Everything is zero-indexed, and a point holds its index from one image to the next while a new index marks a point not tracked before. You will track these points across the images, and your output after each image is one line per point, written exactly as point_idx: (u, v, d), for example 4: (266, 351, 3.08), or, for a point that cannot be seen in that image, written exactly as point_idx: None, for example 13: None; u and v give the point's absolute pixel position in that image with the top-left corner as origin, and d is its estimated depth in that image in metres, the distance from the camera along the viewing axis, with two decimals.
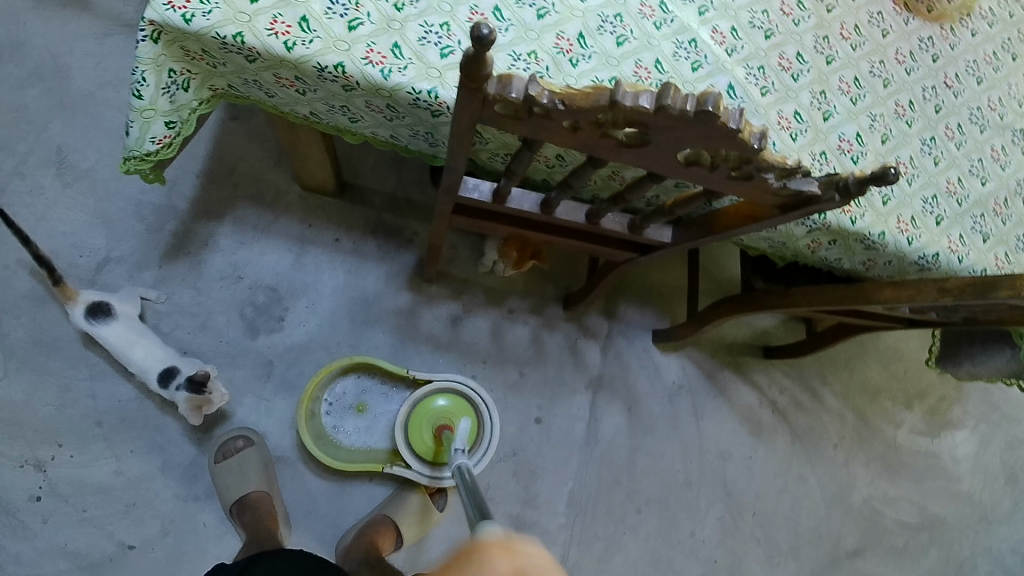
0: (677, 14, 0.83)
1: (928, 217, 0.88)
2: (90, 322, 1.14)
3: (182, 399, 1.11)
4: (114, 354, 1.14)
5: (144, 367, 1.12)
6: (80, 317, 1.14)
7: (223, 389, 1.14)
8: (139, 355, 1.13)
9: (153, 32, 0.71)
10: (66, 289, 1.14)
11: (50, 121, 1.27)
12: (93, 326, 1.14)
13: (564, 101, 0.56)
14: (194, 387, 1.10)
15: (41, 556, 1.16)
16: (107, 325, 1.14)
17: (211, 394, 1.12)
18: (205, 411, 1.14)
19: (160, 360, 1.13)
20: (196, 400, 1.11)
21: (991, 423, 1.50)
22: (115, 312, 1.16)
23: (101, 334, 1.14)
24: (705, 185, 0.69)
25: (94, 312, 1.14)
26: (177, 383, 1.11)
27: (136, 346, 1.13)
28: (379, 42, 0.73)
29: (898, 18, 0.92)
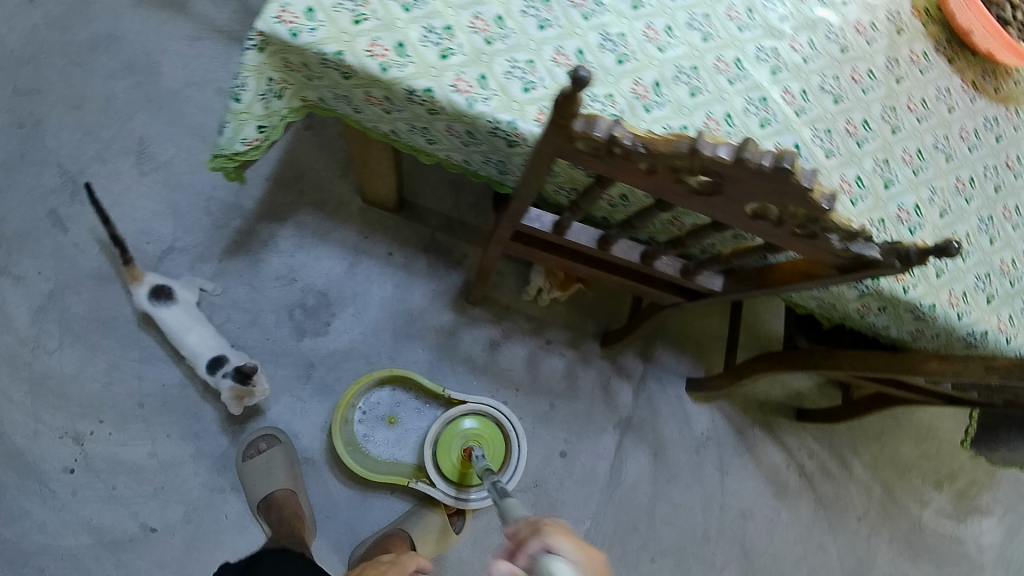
0: (750, 73, 0.87)
1: (979, 294, 0.89)
2: (150, 303, 1.19)
3: (227, 387, 1.15)
4: (169, 336, 1.19)
5: (195, 352, 1.17)
6: (141, 297, 1.19)
7: (266, 384, 1.18)
8: (192, 340, 1.17)
9: (260, 42, 0.76)
10: (133, 270, 1.20)
11: (136, 112, 1.34)
12: (153, 307, 1.19)
13: (645, 145, 0.59)
14: (239, 378, 1.14)
15: (66, 527, 1.19)
16: (165, 307, 1.19)
17: (254, 387, 1.16)
18: (246, 402, 1.18)
19: (211, 347, 1.17)
20: (239, 390, 1.15)
21: (1021, 513, 1.44)
22: (176, 296, 1.21)
23: (159, 315, 1.19)
24: (766, 238, 0.71)
25: (158, 294, 1.19)
26: (224, 371, 1.15)
27: (189, 331, 1.18)
28: (467, 72, 0.77)
29: (966, 95, 0.94)
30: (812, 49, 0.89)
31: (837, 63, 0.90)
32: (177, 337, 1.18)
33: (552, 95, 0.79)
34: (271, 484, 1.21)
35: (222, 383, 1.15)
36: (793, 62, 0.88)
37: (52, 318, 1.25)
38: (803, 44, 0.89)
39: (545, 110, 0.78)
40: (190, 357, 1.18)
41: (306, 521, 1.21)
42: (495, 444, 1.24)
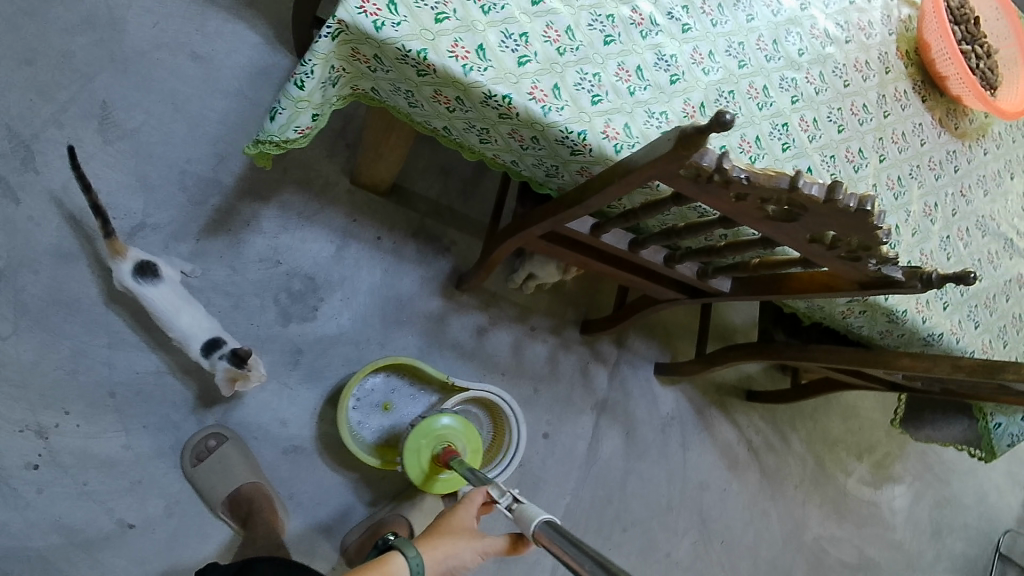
0: (775, 100, 0.95)
1: (938, 302, 1.05)
2: (131, 280, 1.07)
3: (222, 369, 1.10)
4: (157, 317, 1.09)
5: (187, 335, 1.09)
6: (123, 272, 1.08)
7: (261, 368, 1.14)
8: (183, 322, 1.09)
9: (337, 30, 0.73)
10: (115, 244, 1.07)
11: (97, 74, 1.24)
12: (137, 285, 1.07)
13: (749, 176, 0.66)
14: (236, 361, 1.09)
15: (30, 527, 1.09)
16: (152, 286, 1.08)
17: (250, 370, 1.12)
18: (239, 385, 1.13)
19: (204, 328, 1.10)
20: (235, 373, 1.11)
21: (924, 481, 1.74)
22: (161, 273, 1.11)
23: (144, 294, 1.08)
24: (809, 256, 0.81)
25: (142, 271, 1.08)
26: (220, 352, 1.10)
27: (179, 311, 1.09)
28: (542, 81, 0.80)
29: (934, 130, 1.09)
30: (822, 81, 1.00)
31: (840, 96, 1.01)
32: (165, 316, 1.09)
33: (616, 110, 0.83)
34: (244, 477, 1.16)
35: (217, 366, 1.10)
36: (808, 93, 0.98)
37: (4, 299, 1.13)
38: (815, 76, 0.99)
39: (611, 124, 0.82)
40: (180, 337, 1.10)
41: (278, 510, 1.18)
42: (473, 451, 1.18)
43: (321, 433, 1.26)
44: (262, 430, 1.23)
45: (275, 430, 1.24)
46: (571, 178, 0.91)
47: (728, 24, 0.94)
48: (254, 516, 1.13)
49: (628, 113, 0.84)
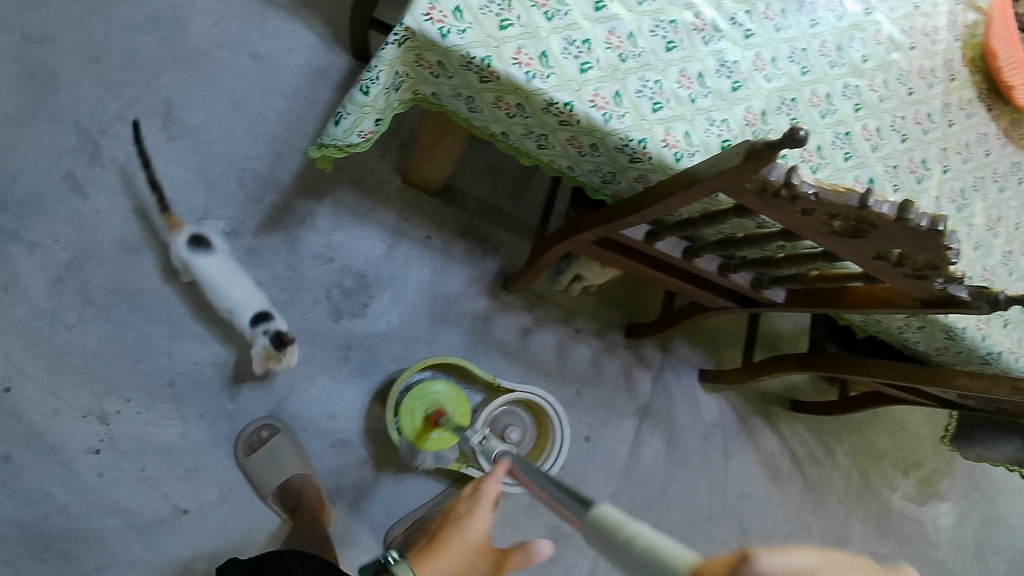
0: (838, 108, 0.93)
1: (999, 319, 1.02)
2: (185, 250, 1.12)
3: (261, 345, 1.12)
4: (207, 287, 1.13)
5: (235, 305, 1.12)
6: (179, 243, 1.12)
7: (296, 355, 1.16)
8: (233, 292, 1.12)
9: (403, 37, 0.74)
10: (172, 219, 1.15)
11: (162, 72, 1.28)
12: (190, 254, 1.12)
13: (818, 192, 0.65)
14: (277, 342, 1.11)
15: (91, 509, 1.14)
16: (204, 256, 1.12)
17: (286, 355, 1.13)
18: (271, 365, 1.15)
19: (252, 299, 1.13)
20: (271, 353, 1.12)
21: (970, 499, 1.69)
22: (213, 245, 1.14)
23: (196, 263, 1.12)
24: (872, 273, 0.79)
25: (196, 242, 1.12)
26: (263, 328, 1.12)
27: (228, 283, 1.12)
28: (604, 88, 0.79)
29: (999, 142, 1.06)
30: (887, 89, 0.97)
31: (905, 104, 0.98)
32: (213, 286, 1.12)
33: (677, 117, 0.82)
34: (294, 468, 1.19)
35: (258, 342, 1.12)
36: (871, 101, 0.96)
37: (72, 289, 1.18)
38: (880, 84, 0.97)
39: (671, 132, 0.82)
40: (229, 309, 1.13)
41: (325, 503, 1.20)
42: (464, 417, 1.25)
43: (368, 428, 1.28)
44: (311, 423, 1.26)
45: (324, 424, 1.27)
46: (628, 185, 0.91)
47: (791, 29, 0.92)
48: (301, 508, 1.16)
49: (688, 121, 0.83)
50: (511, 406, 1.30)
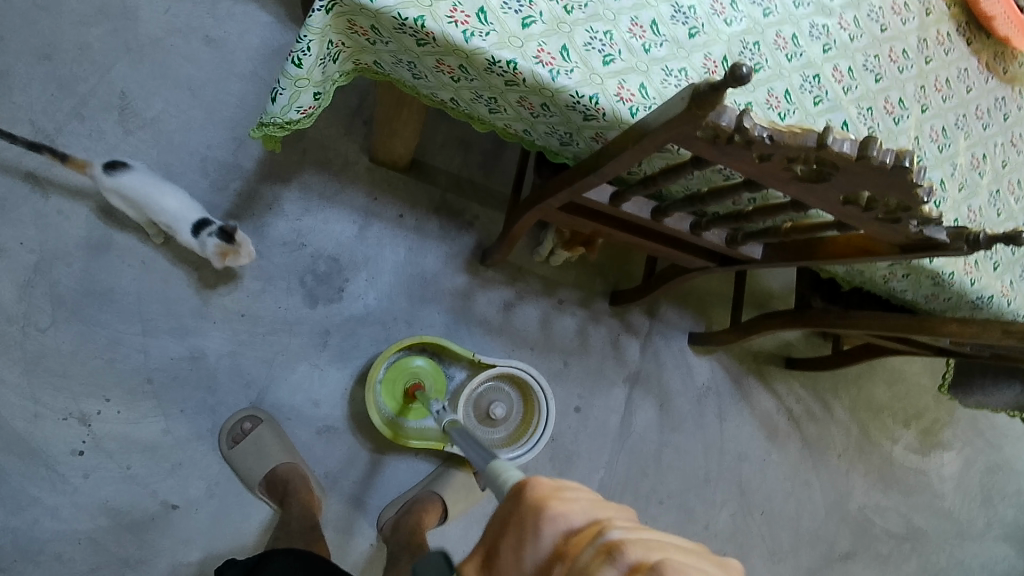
0: (805, 49, 0.88)
1: (988, 262, 0.98)
2: (105, 179, 1.08)
3: (212, 245, 1.09)
4: (140, 204, 1.09)
5: (174, 215, 1.09)
6: (97, 174, 1.08)
7: (250, 246, 1.14)
8: (168, 203, 1.09)
9: (330, 3, 0.70)
10: (74, 162, 1.10)
11: (115, 63, 1.24)
12: (110, 179, 1.08)
13: (772, 135, 0.60)
14: (225, 238, 1.08)
15: (79, 510, 1.13)
16: (124, 177, 1.08)
17: (240, 246, 1.11)
18: (228, 262, 1.12)
19: (188, 208, 1.10)
20: (225, 249, 1.09)
21: (974, 446, 1.74)
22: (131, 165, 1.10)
23: (119, 186, 1.08)
24: (844, 219, 0.75)
25: (112, 166, 1.09)
26: (209, 229, 1.09)
27: (159, 196, 1.09)
28: (549, 43, 0.75)
29: (981, 77, 1.02)
30: (857, 26, 0.92)
31: (878, 42, 0.93)
32: (144, 201, 1.09)
33: (630, 69, 0.78)
34: (279, 458, 1.18)
35: (206, 244, 1.09)
36: (841, 40, 0.90)
37: (41, 292, 1.16)
38: (849, 22, 0.91)
39: (625, 85, 0.78)
40: (169, 223, 1.10)
41: (314, 490, 1.19)
42: (442, 393, 1.27)
43: (352, 413, 1.27)
44: (294, 412, 1.24)
45: (308, 411, 1.25)
46: (586, 145, 0.87)
47: None
48: (289, 498, 1.14)
49: (643, 72, 0.79)
50: (497, 382, 1.27)
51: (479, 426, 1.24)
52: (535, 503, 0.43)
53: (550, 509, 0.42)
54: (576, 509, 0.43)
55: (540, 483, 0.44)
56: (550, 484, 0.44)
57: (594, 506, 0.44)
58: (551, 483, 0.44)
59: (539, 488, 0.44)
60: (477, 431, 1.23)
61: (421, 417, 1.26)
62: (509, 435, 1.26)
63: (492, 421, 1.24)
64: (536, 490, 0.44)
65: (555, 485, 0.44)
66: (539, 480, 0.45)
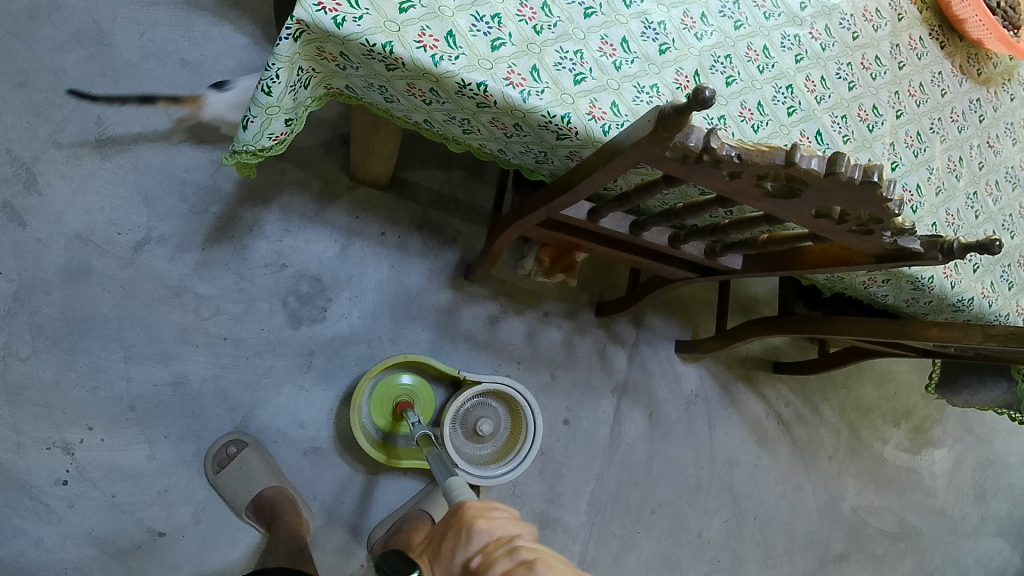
0: (778, 60, 0.88)
1: (967, 264, 0.98)
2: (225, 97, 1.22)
3: None
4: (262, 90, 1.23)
5: None
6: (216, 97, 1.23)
7: None
8: None
9: (297, 31, 0.70)
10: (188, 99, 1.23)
11: (90, 89, 1.24)
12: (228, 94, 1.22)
13: (740, 154, 0.60)
14: None
15: (64, 541, 1.12)
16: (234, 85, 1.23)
17: None
18: None
19: None
20: None
21: (965, 443, 1.75)
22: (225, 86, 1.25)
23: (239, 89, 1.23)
24: (819, 232, 0.75)
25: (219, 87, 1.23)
26: None
27: None
28: (519, 64, 0.75)
29: (955, 80, 1.02)
30: (829, 35, 0.92)
31: (850, 50, 0.93)
32: None
33: (602, 87, 0.78)
34: (265, 481, 1.17)
35: None
36: (813, 50, 0.91)
37: (20, 322, 1.14)
38: (821, 31, 0.92)
39: (597, 103, 0.78)
40: None
41: (301, 511, 1.18)
42: (428, 407, 1.27)
43: (339, 433, 1.26)
44: (280, 434, 1.24)
45: (294, 433, 1.24)
46: (561, 163, 0.87)
47: None
48: (276, 520, 1.12)
49: (615, 90, 0.79)
50: (484, 398, 1.27)
51: (467, 442, 1.24)
52: (468, 516, 0.59)
53: (477, 523, 0.58)
54: (496, 523, 0.58)
55: (475, 506, 0.61)
56: (482, 507, 0.61)
57: (511, 524, 0.60)
58: (482, 507, 0.61)
59: (473, 508, 0.60)
60: (465, 448, 1.23)
61: (409, 434, 1.27)
62: (498, 449, 1.26)
63: (480, 437, 1.24)
64: (471, 508, 0.60)
65: (486, 508, 0.61)
66: (476, 503, 0.61)
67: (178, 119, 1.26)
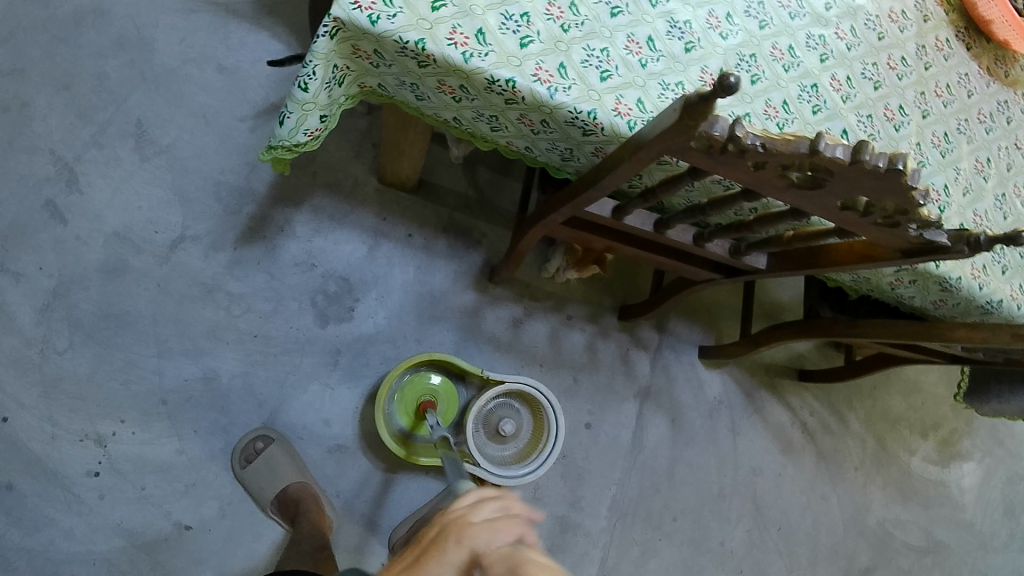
0: (803, 60, 0.89)
1: (995, 266, 0.97)
2: None
3: None
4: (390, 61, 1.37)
5: None
6: None
7: None
8: None
9: (334, 28, 0.73)
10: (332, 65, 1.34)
11: (131, 93, 1.28)
12: None
13: (765, 143, 0.61)
14: None
15: (94, 531, 1.14)
16: None
17: None
18: None
19: None
20: None
21: (995, 456, 1.71)
22: None
23: None
24: (844, 225, 0.75)
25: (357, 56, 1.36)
26: None
27: None
28: (547, 61, 0.77)
29: (982, 82, 1.02)
30: (854, 36, 0.93)
31: (875, 50, 0.94)
32: None
33: (628, 84, 0.80)
34: (290, 477, 1.18)
35: None
36: (838, 50, 0.91)
37: (59, 316, 1.18)
38: (846, 31, 0.92)
39: (623, 100, 0.79)
40: None
41: (325, 509, 1.19)
42: (451, 407, 1.28)
43: (363, 431, 1.28)
44: (306, 431, 1.25)
45: (319, 430, 1.26)
46: (587, 161, 0.89)
47: None
48: (299, 518, 1.14)
49: (640, 87, 0.80)
50: (507, 398, 1.28)
51: (489, 443, 1.25)
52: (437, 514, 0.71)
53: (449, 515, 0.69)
54: None
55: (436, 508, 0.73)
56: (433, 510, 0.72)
57: None
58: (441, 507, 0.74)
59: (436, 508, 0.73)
60: (487, 448, 1.24)
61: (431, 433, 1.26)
62: (519, 451, 1.26)
63: (501, 437, 1.24)
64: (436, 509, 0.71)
65: None
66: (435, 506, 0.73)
67: (217, 120, 1.31)
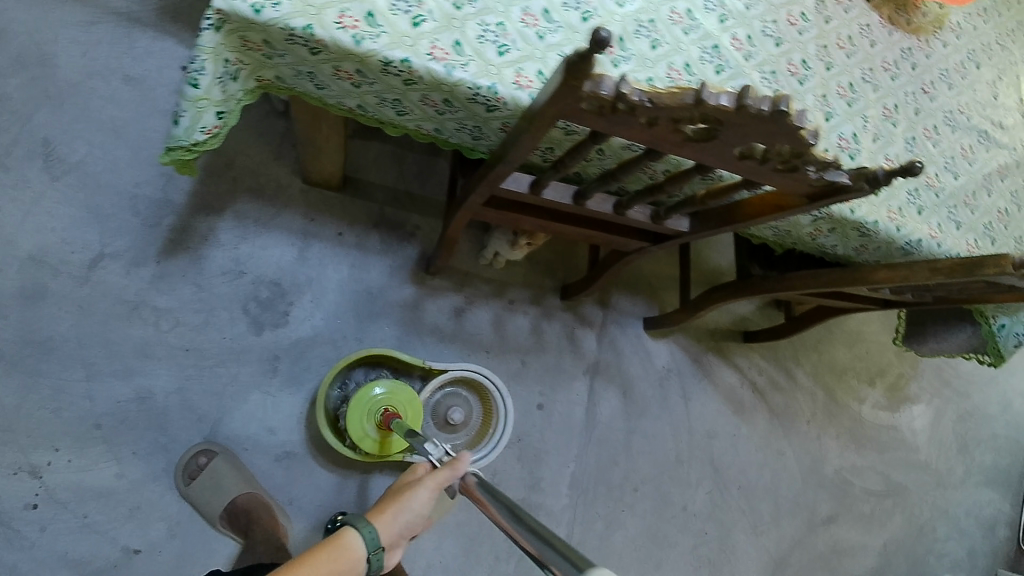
0: (702, 22, 0.90)
1: (911, 208, 1.00)
2: None
3: None
4: None
5: None
6: None
7: None
8: None
9: (218, 20, 0.71)
10: None
11: (35, 111, 1.24)
12: None
13: (651, 98, 0.62)
14: None
15: (38, 564, 1.10)
16: None
17: None
18: None
19: None
20: None
21: (943, 397, 1.77)
22: None
23: None
24: (747, 176, 0.76)
25: None
26: None
27: None
28: (442, 39, 0.76)
29: (883, 31, 1.05)
30: None
31: (774, 8, 0.95)
32: None
33: (527, 57, 0.79)
34: (238, 489, 1.16)
35: None
36: (736, 10, 0.93)
37: None
38: None
39: (523, 73, 0.79)
40: None
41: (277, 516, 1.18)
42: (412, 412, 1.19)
43: (310, 436, 1.26)
44: (251, 441, 1.23)
45: (264, 439, 1.24)
46: (497, 137, 0.89)
47: None
48: (253, 527, 1.13)
49: (540, 59, 0.80)
50: (454, 387, 1.27)
51: (440, 433, 1.24)
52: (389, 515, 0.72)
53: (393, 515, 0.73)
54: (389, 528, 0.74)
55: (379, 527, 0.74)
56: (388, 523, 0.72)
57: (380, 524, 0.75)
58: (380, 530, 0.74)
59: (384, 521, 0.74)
60: (438, 438, 1.23)
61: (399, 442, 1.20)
62: (471, 439, 1.26)
63: (452, 426, 1.24)
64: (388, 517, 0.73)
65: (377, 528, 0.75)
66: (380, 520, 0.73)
67: (130, 134, 1.27)
